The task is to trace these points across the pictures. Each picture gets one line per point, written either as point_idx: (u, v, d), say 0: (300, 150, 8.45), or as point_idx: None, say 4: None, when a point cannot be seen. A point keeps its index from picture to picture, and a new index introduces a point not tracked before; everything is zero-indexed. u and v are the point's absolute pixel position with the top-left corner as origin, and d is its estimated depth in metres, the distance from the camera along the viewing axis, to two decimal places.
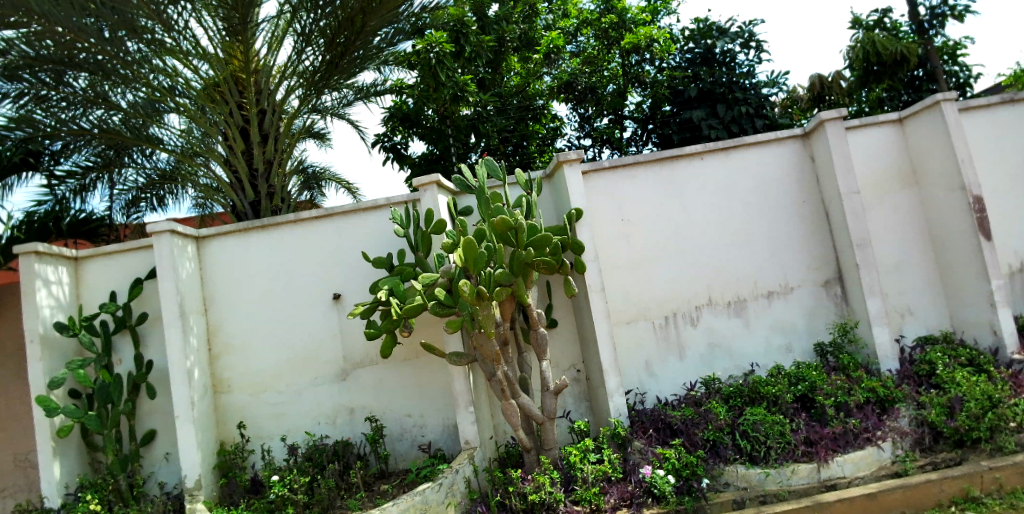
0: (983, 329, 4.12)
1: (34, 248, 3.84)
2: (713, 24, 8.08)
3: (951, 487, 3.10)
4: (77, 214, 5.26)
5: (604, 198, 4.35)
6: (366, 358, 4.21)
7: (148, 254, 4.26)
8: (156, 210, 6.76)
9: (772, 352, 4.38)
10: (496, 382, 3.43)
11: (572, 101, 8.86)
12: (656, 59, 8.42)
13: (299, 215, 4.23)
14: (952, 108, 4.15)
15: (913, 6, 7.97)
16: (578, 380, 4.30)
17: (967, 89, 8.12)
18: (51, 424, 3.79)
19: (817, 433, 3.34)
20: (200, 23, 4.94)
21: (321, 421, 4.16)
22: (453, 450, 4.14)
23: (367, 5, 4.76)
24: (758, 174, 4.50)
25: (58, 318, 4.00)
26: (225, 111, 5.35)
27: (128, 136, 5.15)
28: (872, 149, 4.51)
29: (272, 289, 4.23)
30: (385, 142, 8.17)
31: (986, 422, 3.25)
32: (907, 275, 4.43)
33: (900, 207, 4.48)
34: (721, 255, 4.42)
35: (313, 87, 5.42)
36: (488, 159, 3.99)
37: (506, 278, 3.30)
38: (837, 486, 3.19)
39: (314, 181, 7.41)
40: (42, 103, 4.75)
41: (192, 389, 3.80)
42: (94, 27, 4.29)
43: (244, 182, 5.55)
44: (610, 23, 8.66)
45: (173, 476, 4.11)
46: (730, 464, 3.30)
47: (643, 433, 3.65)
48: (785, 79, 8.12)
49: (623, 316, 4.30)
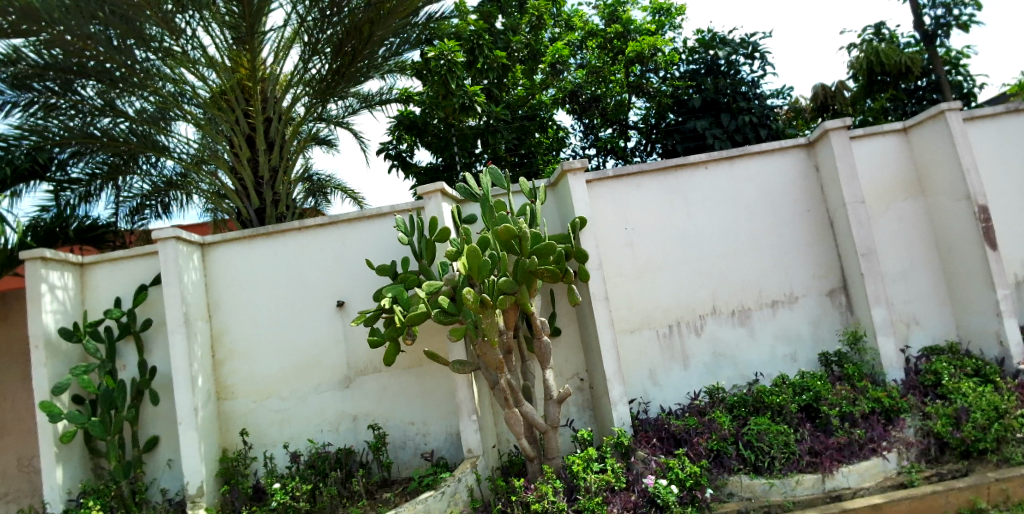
0: (990, 339, 4.10)
1: (40, 253, 3.86)
2: (716, 35, 8.13)
3: (958, 499, 3.08)
4: (83, 221, 5.30)
5: (609, 207, 4.36)
6: (370, 366, 4.21)
7: (154, 260, 4.29)
8: (161, 217, 6.66)
9: (776, 361, 4.36)
10: (499, 390, 3.42)
11: (577, 111, 8.78)
12: (660, 69, 8.59)
13: (304, 222, 4.24)
14: (956, 118, 4.17)
15: (917, 17, 7.99)
16: (582, 389, 4.31)
17: (972, 100, 8.13)
18: (54, 430, 3.78)
19: (822, 444, 3.34)
20: (208, 32, 5.00)
21: (324, 428, 4.15)
22: (455, 459, 4.13)
23: (376, 16, 4.87)
24: (763, 183, 4.50)
25: (63, 323, 4.02)
26: (232, 119, 5.37)
27: (136, 143, 5.20)
28: (876, 158, 4.52)
29: (278, 296, 4.24)
30: (390, 150, 8.23)
31: (992, 434, 3.24)
32: (912, 284, 4.41)
33: (906, 216, 4.47)
34: (725, 263, 4.42)
35: (320, 96, 5.46)
36: (492, 167, 3.96)
37: (511, 286, 3.29)
38: (842, 497, 3.16)
39: (319, 189, 7.49)
40: (52, 111, 4.83)
41: (196, 395, 3.81)
42: (103, 35, 4.36)
43: (250, 190, 5.56)
44: (615, 34, 8.99)
45: (175, 483, 4.09)
46: (734, 474, 3.28)
47: (647, 442, 3.63)
48: (790, 92, 8.17)
49: (627, 324, 4.31)
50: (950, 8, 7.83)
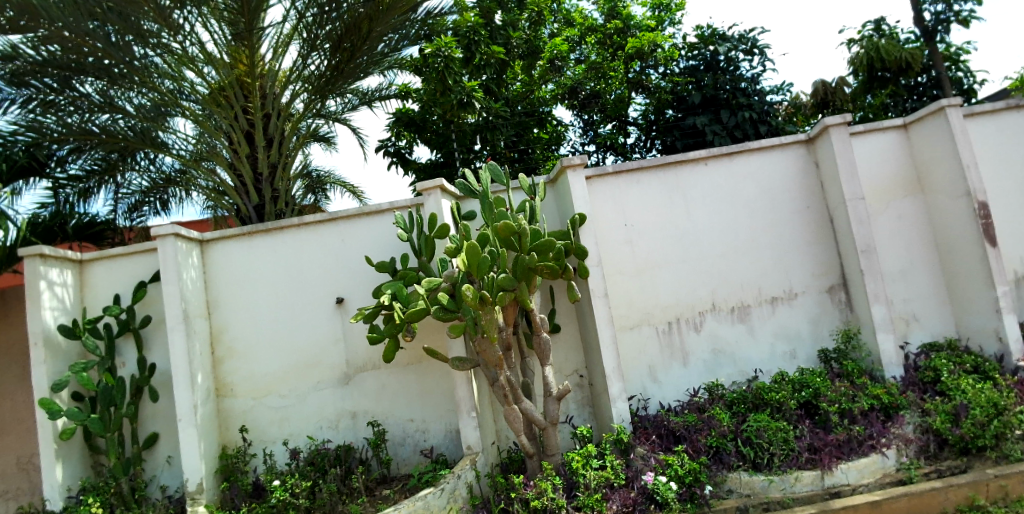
0: (989, 336, 4.09)
1: (38, 250, 3.85)
2: (715, 31, 8.10)
3: (956, 495, 3.09)
4: (82, 218, 5.28)
5: (608, 204, 4.35)
6: (369, 363, 4.21)
7: (153, 257, 4.28)
8: (160, 214, 6.63)
9: (776, 359, 4.36)
10: (499, 387, 3.42)
11: (576, 107, 8.80)
12: (660, 65, 8.56)
13: (303, 219, 4.23)
14: (957, 114, 4.15)
15: (917, 13, 7.96)
16: (581, 386, 4.31)
17: (973, 96, 8.11)
18: (54, 427, 3.79)
19: (822, 440, 3.34)
20: (207, 28, 4.97)
21: (324, 425, 4.15)
22: (455, 456, 4.13)
23: (375, 11, 4.83)
24: (762, 179, 4.49)
25: (61, 320, 4.02)
26: (230, 115, 5.35)
27: (134, 139, 5.14)
28: (877, 155, 4.51)
29: (278, 294, 4.23)
30: (389, 147, 8.21)
31: (991, 430, 3.24)
32: (911, 282, 4.41)
33: (906, 213, 4.47)
34: (725, 261, 4.41)
35: (319, 93, 5.43)
36: (491, 163, 3.94)
37: (510, 283, 3.28)
38: (841, 493, 3.17)
39: (319, 185, 7.47)
40: (51, 108, 4.79)
41: (195, 393, 3.81)
42: (100, 32, 4.34)
43: (249, 186, 5.55)
44: (615, 30, 8.95)
45: (175, 480, 4.09)
46: (734, 470, 3.28)
47: (646, 439, 3.63)
48: (790, 88, 8.15)
49: (626, 321, 4.30)
50: (951, 3, 7.80)
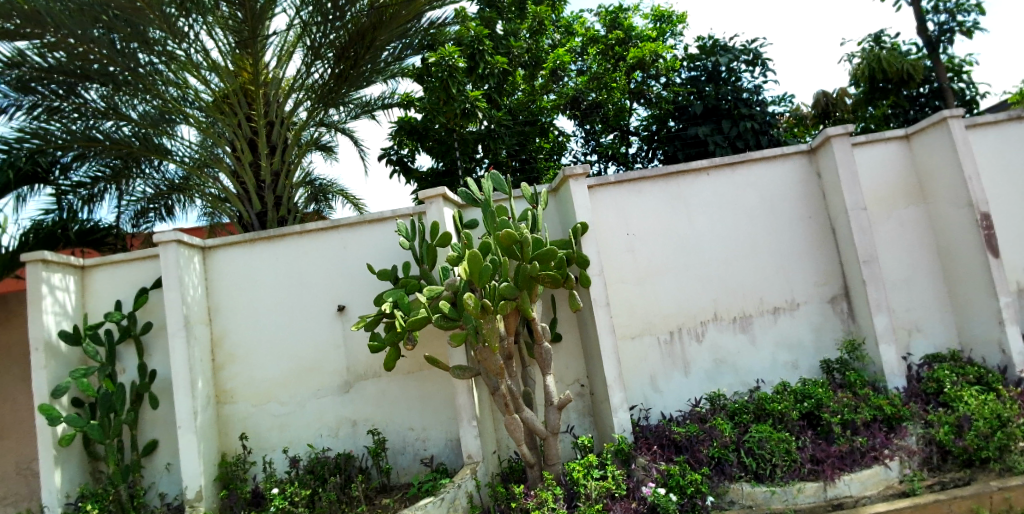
0: (992, 347, 4.08)
1: (41, 256, 3.85)
2: (716, 42, 8.14)
3: (960, 508, 3.08)
4: (84, 223, 5.29)
5: (610, 213, 4.36)
6: (369, 370, 4.20)
7: (155, 263, 4.28)
8: (164, 220, 6.70)
9: (777, 368, 4.34)
10: (500, 396, 3.39)
11: (578, 117, 8.91)
12: (661, 76, 8.62)
13: (305, 226, 4.24)
14: (958, 125, 4.16)
15: (920, 23, 8.01)
16: (582, 395, 4.30)
17: (974, 107, 8.13)
18: (54, 433, 3.77)
19: (824, 451, 3.32)
20: (211, 36, 5.01)
21: (323, 433, 4.14)
22: (455, 464, 4.11)
23: (378, 21, 4.88)
24: (764, 189, 4.50)
25: (63, 326, 4.02)
26: (234, 122, 5.40)
27: (138, 147, 5.20)
28: (878, 164, 4.52)
29: (279, 300, 4.23)
30: (392, 155, 8.25)
31: (995, 442, 3.22)
32: (913, 292, 4.41)
33: (907, 223, 4.47)
34: (726, 270, 4.41)
35: (322, 101, 5.47)
36: (494, 173, 3.90)
37: (512, 292, 3.26)
38: (844, 505, 3.15)
39: (321, 193, 7.50)
40: (55, 114, 4.85)
41: (195, 399, 3.80)
42: (105, 39, 4.37)
43: (251, 193, 5.56)
44: (617, 40, 8.89)
45: (173, 487, 4.08)
46: (735, 481, 3.26)
47: (647, 449, 3.58)
48: (792, 99, 8.19)
49: (627, 330, 4.30)
50: (954, 14, 7.83)
